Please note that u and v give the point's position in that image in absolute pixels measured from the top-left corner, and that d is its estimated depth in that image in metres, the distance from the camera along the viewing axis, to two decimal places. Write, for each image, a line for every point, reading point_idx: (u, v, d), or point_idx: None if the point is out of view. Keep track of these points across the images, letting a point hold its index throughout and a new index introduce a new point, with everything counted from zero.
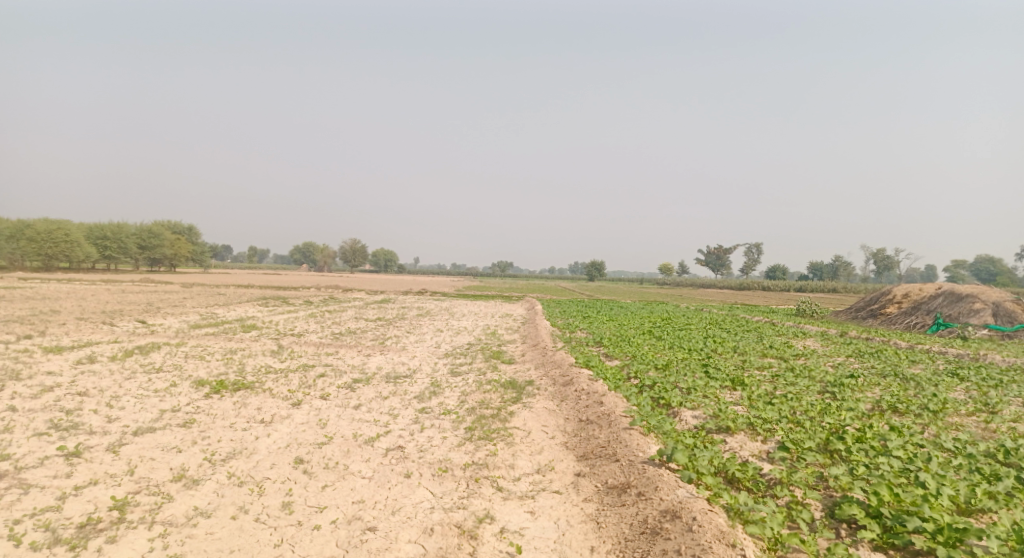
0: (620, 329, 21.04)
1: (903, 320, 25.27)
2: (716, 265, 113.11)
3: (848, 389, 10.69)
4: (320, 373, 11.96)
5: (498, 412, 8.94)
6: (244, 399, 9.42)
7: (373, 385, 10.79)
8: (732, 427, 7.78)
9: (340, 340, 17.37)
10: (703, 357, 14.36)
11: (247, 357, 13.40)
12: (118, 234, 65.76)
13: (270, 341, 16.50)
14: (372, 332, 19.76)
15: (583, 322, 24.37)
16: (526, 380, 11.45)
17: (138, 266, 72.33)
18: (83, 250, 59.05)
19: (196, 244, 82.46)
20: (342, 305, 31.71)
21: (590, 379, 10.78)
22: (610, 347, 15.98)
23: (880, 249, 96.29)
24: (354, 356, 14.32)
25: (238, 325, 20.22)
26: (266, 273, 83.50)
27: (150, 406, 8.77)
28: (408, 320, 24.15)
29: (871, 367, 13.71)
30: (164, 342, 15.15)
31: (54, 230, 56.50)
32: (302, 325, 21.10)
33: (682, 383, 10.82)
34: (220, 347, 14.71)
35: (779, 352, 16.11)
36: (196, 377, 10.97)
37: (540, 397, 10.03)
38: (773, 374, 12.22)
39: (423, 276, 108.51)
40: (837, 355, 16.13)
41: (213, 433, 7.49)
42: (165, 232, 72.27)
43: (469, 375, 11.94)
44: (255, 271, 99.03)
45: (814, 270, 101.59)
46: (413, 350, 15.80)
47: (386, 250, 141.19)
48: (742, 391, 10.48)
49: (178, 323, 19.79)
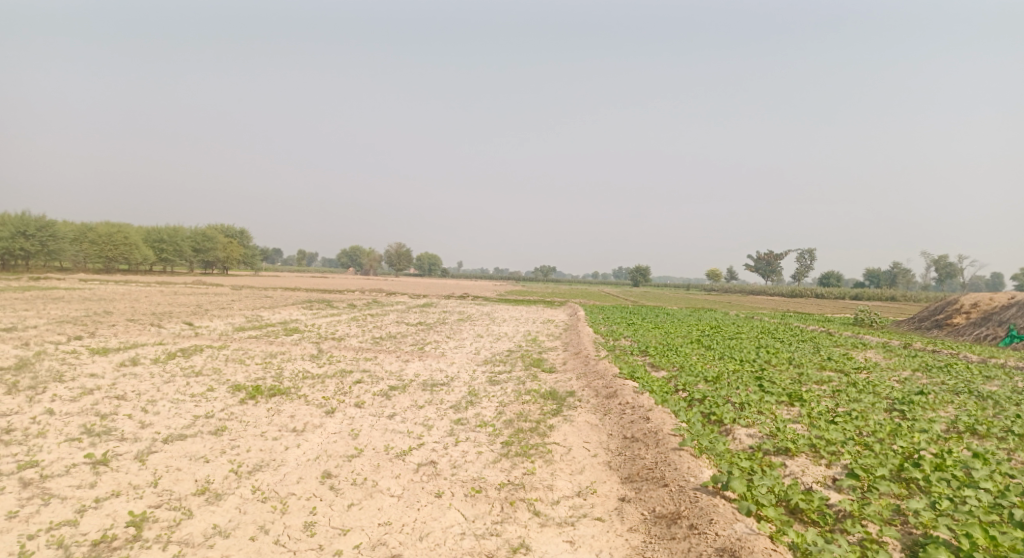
0: (665, 337, 20.17)
1: (973, 331, 23.35)
2: (764, 270, 109.05)
3: (919, 408, 9.66)
4: (356, 379, 11.77)
5: (536, 426, 8.47)
6: (278, 406, 9.29)
7: (408, 393, 10.51)
8: (792, 449, 7.02)
9: (378, 345, 17.27)
10: (755, 369, 13.46)
11: (285, 362, 13.39)
12: (174, 238, 68.64)
13: (309, 345, 16.53)
14: (411, 337, 19.61)
15: (625, 329, 23.58)
16: (567, 391, 10.94)
17: (193, 269, 75.38)
18: (141, 253, 61.83)
19: (247, 248, 85.48)
20: (383, 308, 31.84)
21: (635, 392, 10.14)
22: (655, 357, 15.25)
23: (943, 255, 90.62)
24: (392, 362, 14.12)
25: (280, 328, 20.45)
26: (312, 276, 85.64)
27: (185, 411, 8.74)
28: (447, 325, 23.95)
29: (943, 382, 12.48)
30: (207, 344, 15.38)
31: (116, 235, 59.59)
32: (342, 329, 21.18)
33: (734, 397, 10.05)
34: (260, 351, 14.80)
35: (838, 365, 14.97)
36: (233, 381, 10.98)
37: (582, 410, 9.50)
38: (834, 390, 11.25)
39: (464, 280, 109.03)
40: (903, 369, 14.87)
41: (243, 443, 7.35)
42: (218, 236, 75.03)
43: (507, 384, 11.50)
44: (302, 274, 101.77)
45: (870, 277, 96.62)
46: (450, 356, 15.52)
47: (429, 255, 142.99)
48: (801, 408, 9.63)
49: (223, 326, 20.19)
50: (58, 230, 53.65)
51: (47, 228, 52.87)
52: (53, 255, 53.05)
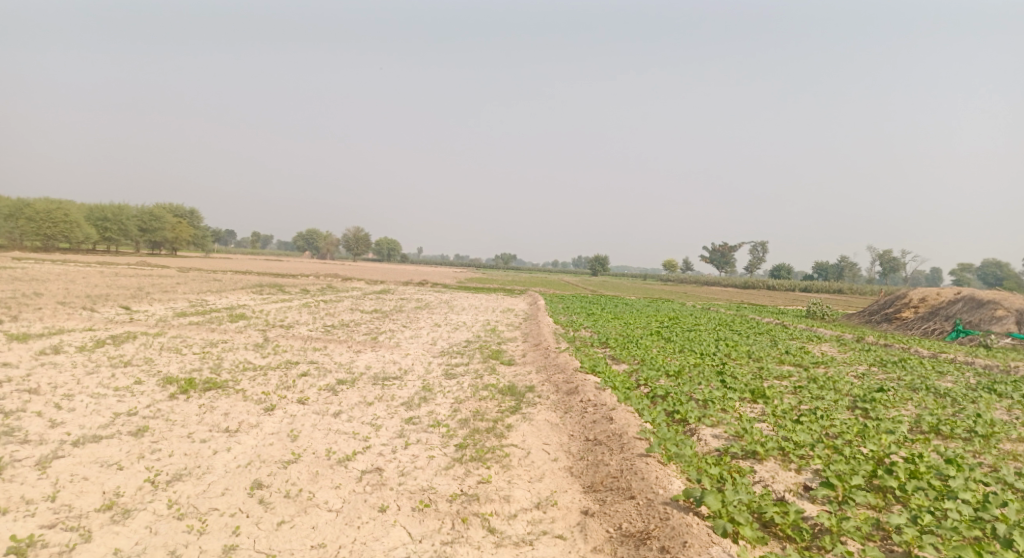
0: (626, 328, 20.01)
1: (920, 326, 24.19)
2: (721, 262, 111.79)
3: (879, 406, 9.67)
4: (302, 372, 10.95)
5: (493, 426, 7.96)
6: (211, 403, 8.42)
7: (357, 388, 9.80)
8: (761, 453, 6.79)
9: (330, 333, 16.39)
10: (716, 363, 13.34)
11: (226, 351, 12.41)
12: (118, 216, 64.85)
13: (255, 333, 15.50)
14: (366, 325, 18.73)
15: (587, 319, 23.37)
16: (527, 386, 10.48)
17: (139, 250, 71.56)
18: (83, 231, 58.19)
19: (197, 228, 81.52)
20: (339, 295, 30.71)
21: (597, 388, 9.77)
22: (616, 349, 14.98)
23: (886, 251, 94.89)
24: (343, 353, 13.31)
25: (226, 314, 19.24)
26: (267, 259, 82.74)
27: (104, 407, 7.80)
28: (404, 314, 23.13)
29: (899, 378, 12.61)
30: (142, 331, 14.18)
31: (53, 210, 55.65)
32: (293, 316, 20.11)
33: (698, 394, 9.84)
34: (201, 339, 13.72)
35: (797, 359, 15.05)
36: (165, 373, 10.00)
37: (542, 407, 9.06)
38: (795, 386, 11.19)
39: (424, 265, 107.75)
40: (859, 364, 15.07)
41: (167, 445, 6.53)
42: (167, 216, 71.27)
43: (464, 378, 10.94)
44: (256, 256, 98.27)
45: (819, 270, 100.61)
46: (406, 346, 14.83)
47: (390, 239, 140.29)
48: (765, 406, 9.50)
49: (163, 311, 18.82)
50: None
51: None
52: None
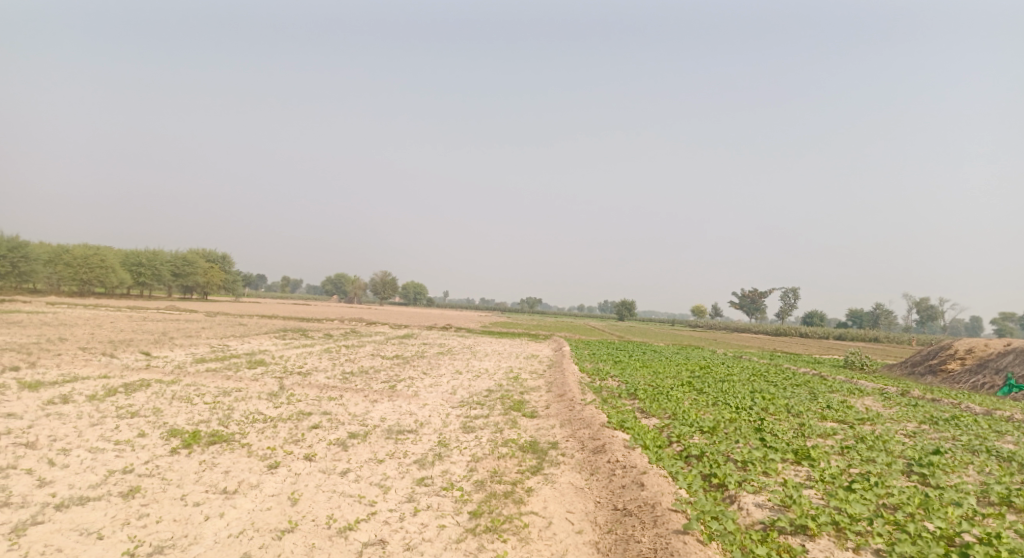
0: (654, 378, 19.08)
1: (970, 378, 22.59)
2: (749, 307, 109.21)
3: (937, 471, 8.65)
4: (313, 424, 10.42)
5: (512, 489, 7.30)
6: (213, 459, 7.94)
7: (369, 443, 9.21)
8: (813, 529, 5.94)
9: (347, 382, 15.92)
10: (752, 418, 12.41)
11: (238, 401, 12.00)
12: (153, 262, 66.75)
13: (271, 381, 15.10)
14: (385, 373, 18.19)
15: (612, 367, 22.47)
16: (549, 443, 9.77)
17: (171, 294, 73.31)
18: (118, 276, 59.88)
19: (228, 273, 83.33)
20: (360, 340, 30.42)
21: (625, 447, 9.02)
22: (644, 401, 14.13)
23: (924, 297, 91.43)
24: (358, 403, 12.76)
25: (244, 360, 18.97)
26: (293, 303, 83.85)
27: (100, 464, 7.37)
28: (424, 360, 22.60)
29: (957, 438, 11.46)
30: (156, 379, 13.90)
31: (92, 257, 57.53)
32: (311, 363, 19.74)
33: (736, 453, 9.01)
34: (214, 388, 13.35)
35: (840, 414, 13.96)
36: (171, 425, 9.59)
37: (565, 468, 8.35)
38: (841, 446, 10.20)
39: (447, 309, 107.99)
40: (910, 421, 13.88)
41: (157, 509, 6.05)
42: (199, 261, 73.15)
43: (483, 433, 10.28)
44: (283, 301, 99.79)
45: (852, 317, 97.37)
46: (424, 396, 14.24)
47: (414, 283, 141.49)
48: (811, 469, 8.62)
49: (182, 357, 18.63)
50: (30, 251, 51.93)
51: (19, 248, 51.25)
52: (25, 276, 51.33)
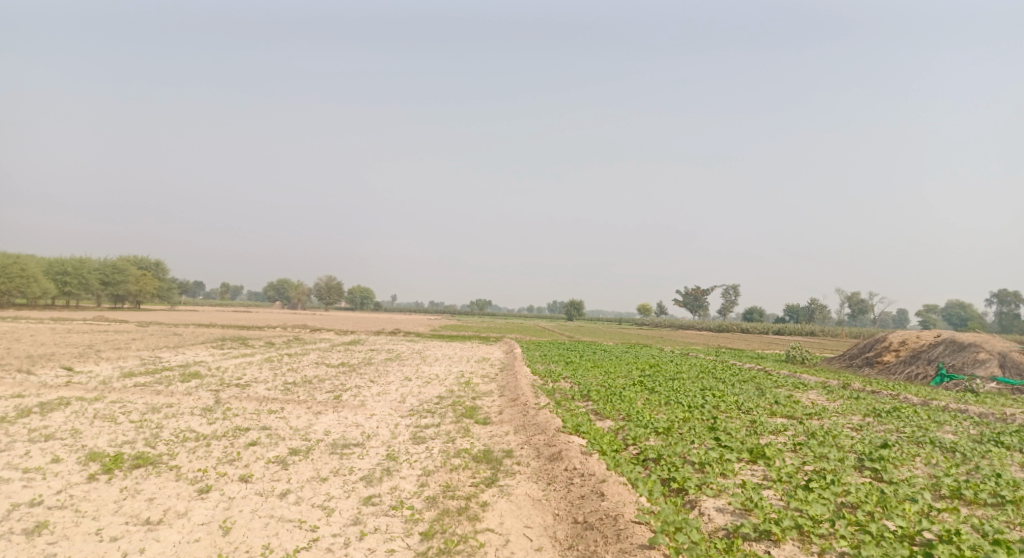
0: (608, 378, 19.08)
1: (903, 370, 23.84)
2: (694, 306, 112.72)
3: (887, 466, 8.93)
4: (251, 440, 9.67)
5: (466, 505, 6.94)
6: (136, 485, 7.16)
7: (311, 460, 8.60)
8: (777, 534, 5.98)
9: (291, 393, 15.05)
10: (705, 417, 12.52)
11: (168, 418, 11.05)
12: (79, 270, 62.16)
13: (207, 395, 14.07)
14: (331, 382, 17.35)
15: (566, 368, 22.39)
16: (504, 452, 9.46)
17: (99, 303, 68.55)
18: (40, 286, 55.42)
19: (163, 280, 78.75)
20: (305, 348, 29.13)
21: (582, 453, 8.83)
22: (599, 403, 14.03)
23: (853, 294, 97.13)
24: (301, 416, 12.02)
25: (178, 373, 17.67)
26: (234, 311, 80.15)
27: (1, 497, 6.49)
28: (374, 367, 21.81)
29: (899, 431, 11.91)
30: (76, 396, 12.67)
31: (8, 265, 53.03)
32: (252, 373, 18.63)
33: (693, 455, 9.00)
34: (142, 404, 12.28)
35: (788, 410, 14.31)
36: (90, 448, 8.65)
37: (521, 478, 8.07)
38: (794, 442, 10.41)
39: (398, 314, 106.04)
40: (852, 414, 14.37)
41: (67, 546, 5.32)
42: (131, 268, 68.74)
43: (434, 444, 9.85)
44: (224, 308, 95.22)
45: (790, 313, 102.12)
46: (373, 406, 13.61)
47: (363, 288, 138.26)
48: (766, 469, 8.71)
49: (108, 371, 17.16)
50: None
51: None
52: None
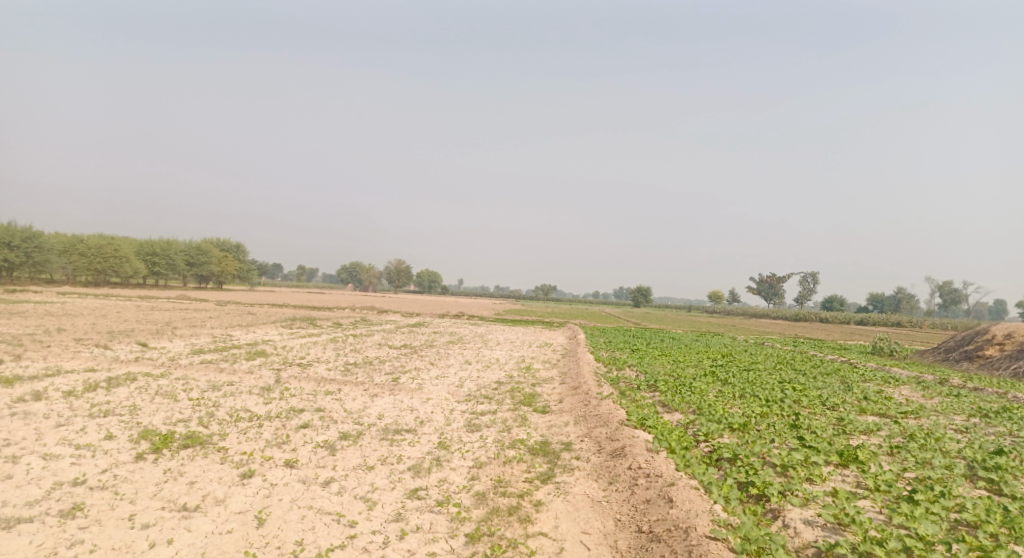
0: (675, 367, 17.92)
1: (1010, 365, 21.12)
2: (767, 293, 107.03)
3: (1007, 475, 7.48)
4: (302, 423, 9.48)
5: (519, 504, 6.29)
6: (181, 466, 7.05)
7: (360, 446, 8.24)
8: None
9: (348, 374, 15.01)
10: (786, 413, 11.25)
11: (225, 397, 11.12)
12: (167, 251, 66.56)
13: (267, 374, 14.24)
14: (389, 364, 17.25)
15: (630, 355, 21.36)
16: (562, 445, 8.73)
17: (185, 283, 73.40)
18: (132, 266, 59.66)
19: (241, 262, 83.23)
20: (368, 329, 29.54)
21: (648, 450, 7.96)
22: (666, 394, 13.01)
23: (948, 281, 88.73)
24: (356, 398, 11.81)
25: (243, 351, 18.13)
26: (305, 292, 83.72)
27: (49, 474, 6.53)
28: (433, 350, 21.68)
29: (1019, 435, 10.17)
30: (143, 372, 13.10)
31: (105, 247, 57.43)
32: (314, 353, 18.87)
33: (775, 455, 7.89)
34: (204, 382, 12.51)
35: (881, 407, 12.71)
36: (144, 426, 8.72)
37: (580, 476, 7.31)
38: (891, 444, 9.01)
39: (460, 297, 107.47)
40: (958, 414, 12.57)
41: (96, 534, 5.20)
42: (213, 250, 73.02)
43: (488, 433, 9.29)
44: (297, 289, 99.70)
45: (874, 302, 94.88)
46: (428, 390, 13.28)
47: (428, 271, 141.01)
48: (862, 474, 7.50)
49: (179, 348, 17.86)
50: (43, 241, 52.13)
51: (33, 238, 51.40)
52: (39, 267, 51.45)
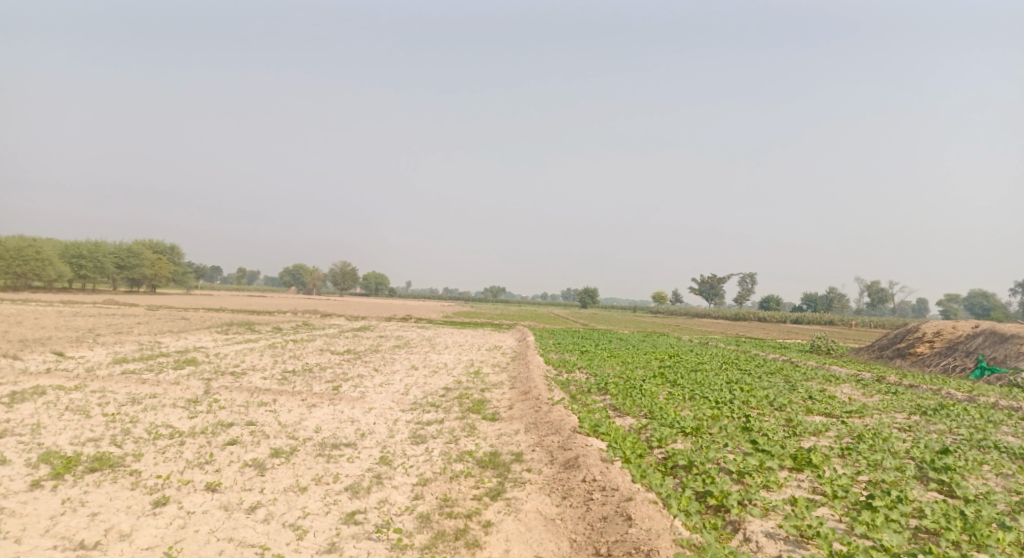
0: (626, 369, 17.86)
1: (939, 362, 22.31)
2: (711, 294, 110.71)
3: (956, 477, 7.66)
4: (230, 439, 8.63)
5: (467, 526, 5.81)
6: (83, 494, 6.15)
7: (292, 464, 7.52)
8: None
9: (286, 383, 14.04)
10: (737, 415, 11.26)
11: (145, 411, 10.06)
12: (94, 253, 61.97)
13: (196, 385, 13.10)
14: (332, 372, 16.33)
15: (581, 358, 21.19)
16: (512, 456, 8.30)
17: (115, 287, 68.61)
18: (55, 269, 55.12)
19: (176, 264, 78.59)
20: (312, 334, 28.19)
21: (601, 460, 7.65)
22: (617, 398, 12.82)
23: (873, 281, 94.54)
24: (293, 410, 10.97)
25: (172, 360, 16.73)
26: (247, 296, 79.96)
27: None
28: (379, 355, 20.82)
29: (956, 433, 10.54)
30: (53, 385, 11.74)
31: (24, 248, 52.86)
32: (251, 361, 17.67)
33: (731, 462, 7.77)
34: (122, 395, 11.32)
35: (826, 407, 12.99)
36: (45, 447, 7.66)
37: (532, 491, 6.91)
38: (841, 446, 9.11)
39: (410, 300, 105.55)
40: (896, 413, 12.99)
41: None
42: (146, 251, 68.55)
43: (434, 445, 8.75)
44: (238, 293, 95.17)
45: (809, 302, 99.83)
46: (372, 398, 12.57)
47: (377, 273, 137.98)
48: (816, 479, 7.47)
49: (99, 357, 16.30)
50: None
51: None
52: None
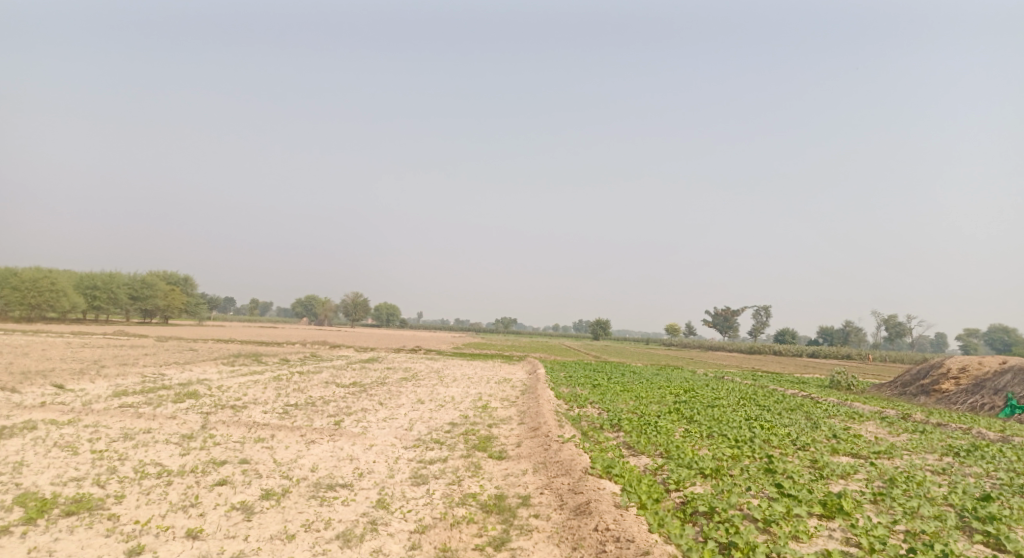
0: (639, 404, 17.19)
1: (966, 400, 21.31)
2: (723, 326, 109.12)
3: (1005, 528, 6.95)
4: (221, 479, 8.15)
5: None
6: (52, 541, 5.69)
7: (283, 508, 7.02)
8: None
9: (286, 418, 13.57)
10: (758, 456, 10.58)
11: (135, 448, 9.62)
12: (109, 284, 62.55)
13: (193, 419, 12.69)
14: (335, 406, 15.83)
15: (592, 392, 20.51)
16: (520, 500, 7.72)
17: (128, 318, 69.05)
18: (70, 300, 55.63)
19: (189, 295, 79.21)
20: (319, 366, 27.76)
21: (615, 507, 7.05)
22: (631, 436, 12.18)
23: (890, 314, 92.64)
24: (291, 447, 10.49)
25: (173, 393, 16.37)
26: (257, 327, 80.12)
27: None
28: (386, 389, 20.29)
29: (997, 477, 9.76)
30: (46, 419, 11.37)
31: (40, 279, 53.51)
32: (253, 394, 17.24)
33: (756, 510, 7.12)
34: (115, 430, 10.92)
35: (852, 446, 12.23)
36: (23, 488, 7.24)
37: (540, 541, 6.33)
38: (873, 491, 8.40)
39: (419, 332, 105.15)
40: (928, 453, 12.19)
41: None
42: (159, 282, 69.14)
43: (436, 487, 8.20)
44: (249, 324, 95.44)
45: (824, 335, 97.91)
46: (374, 434, 12.05)
47: (387, 305, 138.16)
48: (851, 529, 6.81)
49: (99, 390, 15.97)
50: None
51: None
52: None
